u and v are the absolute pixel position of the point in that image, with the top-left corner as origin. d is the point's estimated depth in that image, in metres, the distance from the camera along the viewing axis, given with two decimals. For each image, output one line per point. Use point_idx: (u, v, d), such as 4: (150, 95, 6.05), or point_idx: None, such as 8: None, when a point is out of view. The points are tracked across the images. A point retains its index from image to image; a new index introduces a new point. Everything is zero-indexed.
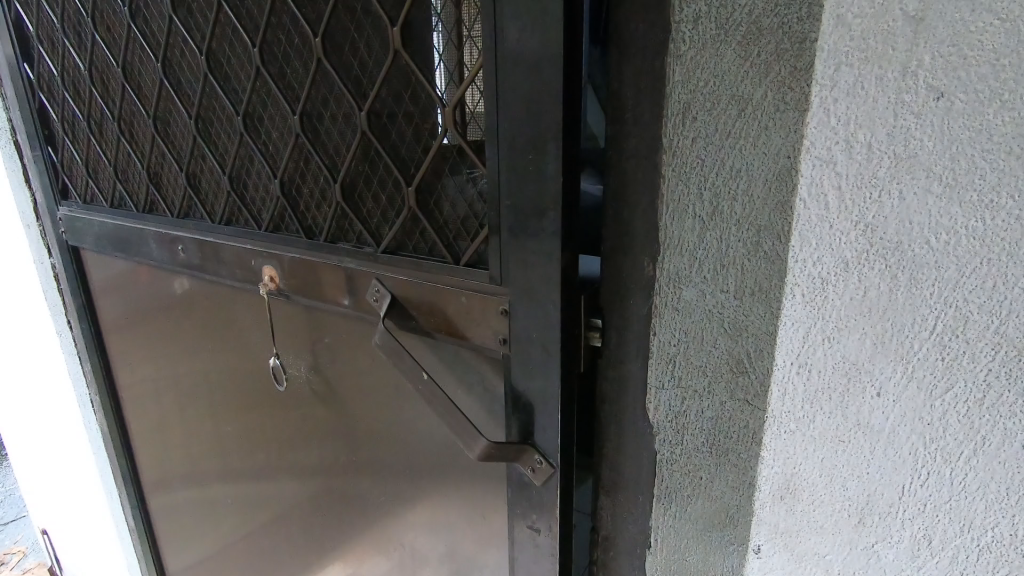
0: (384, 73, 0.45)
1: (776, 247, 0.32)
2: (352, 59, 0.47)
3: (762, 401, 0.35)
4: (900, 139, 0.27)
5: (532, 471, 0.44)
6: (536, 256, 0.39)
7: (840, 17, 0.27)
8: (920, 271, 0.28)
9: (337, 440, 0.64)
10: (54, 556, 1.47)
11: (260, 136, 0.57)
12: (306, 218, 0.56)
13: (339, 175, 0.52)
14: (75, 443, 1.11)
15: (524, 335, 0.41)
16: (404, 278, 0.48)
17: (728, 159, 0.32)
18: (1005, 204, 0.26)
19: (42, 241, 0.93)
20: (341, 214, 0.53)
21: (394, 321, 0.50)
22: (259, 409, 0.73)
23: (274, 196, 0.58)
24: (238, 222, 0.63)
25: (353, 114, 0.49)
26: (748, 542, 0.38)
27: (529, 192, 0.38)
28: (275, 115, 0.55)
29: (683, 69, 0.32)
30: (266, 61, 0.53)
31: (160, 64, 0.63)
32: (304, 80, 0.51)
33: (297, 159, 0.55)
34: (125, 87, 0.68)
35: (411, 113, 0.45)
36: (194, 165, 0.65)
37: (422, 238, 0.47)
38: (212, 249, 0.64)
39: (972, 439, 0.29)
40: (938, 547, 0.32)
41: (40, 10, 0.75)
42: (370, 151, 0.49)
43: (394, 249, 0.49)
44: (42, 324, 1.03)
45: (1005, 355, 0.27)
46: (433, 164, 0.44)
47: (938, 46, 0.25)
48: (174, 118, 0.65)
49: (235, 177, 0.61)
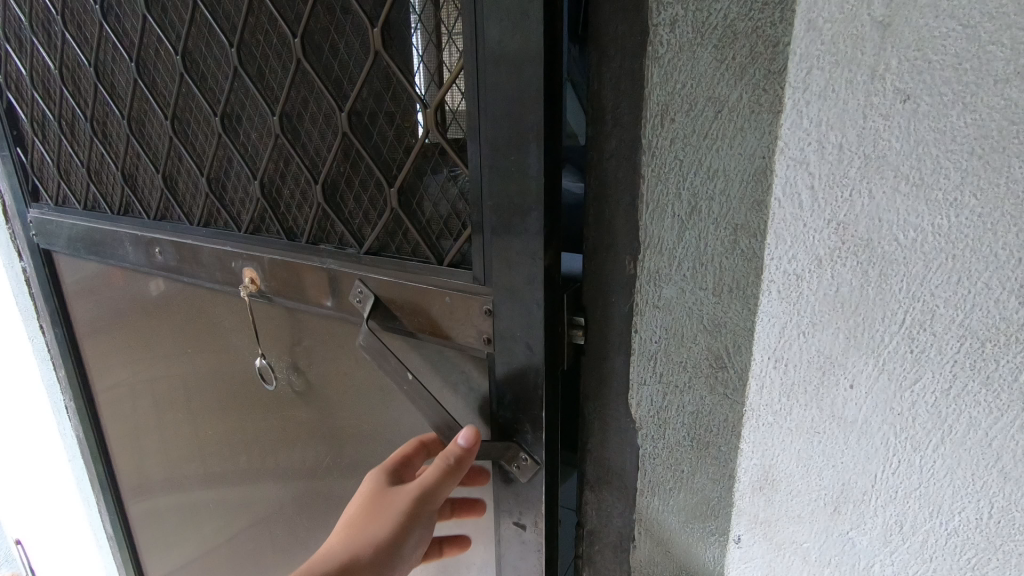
0: (365, 74, 0.45)
1: (752, 245, 0.33)
2: (332, 60, 0.47)
3: (741, 394, 0.35)
4: (869, 141, 0.28)
5: (517, 468, 0.44)
6: (518, 256, 0.39)
7: (811, 22, 0.28)
8: (889, 267, 0.29)
9: (320, 443, 0.64)
10: (28, 566, 1.44)
11: (239, 137, 0.56)
12: (287, 220, 0.56)
13: (319, 175, 0.51)
14: (49, 449, 1.09)
15: (508, 333, 0.42)
16: (387, 278, 0.48)
17: (705, 159, 0.33)
18: (967, 202, 0.27)
19: (12, 244, 0.91)
20: (323, 215, 0.53)
21: (378, 321, 0.50)
22: (240, 412, 0.72)
23: (254, 197, 0.57)
24: (216, 224, 0.62)
25: (333, 114, 0.48)
26: (729, 532, 0.39)
27: (511, 192, 0.38)
28: (253, 116, 0.54)
29: (661, 71, 0.33)
30: (244, 61, 0.52)
31: (135, 64, 0.62)
32: (283, 81, 0.50)
33: (277, 159, 0.54)
34: (98, 86, 0.67)
35: (393, 113, 0.45)
36: (170, 166, 0.64)
37: (405, 238, 0.48)
38: (191, 251, 0.64)
39: (940, 427, 0.30)
40: (909, 532, 0.33)
41: (7, 8, 0.73)
42: (351, 152, 0.49)
43: (377, 250, 0.49)
44: (13, 329, 1.00)
45: (970, 347, 0.29)
46: (415, 163, 0.45)
47: (904, 50, 0.26)
48: (150, 118, 0.64)
49: (213, 179, 0.60)
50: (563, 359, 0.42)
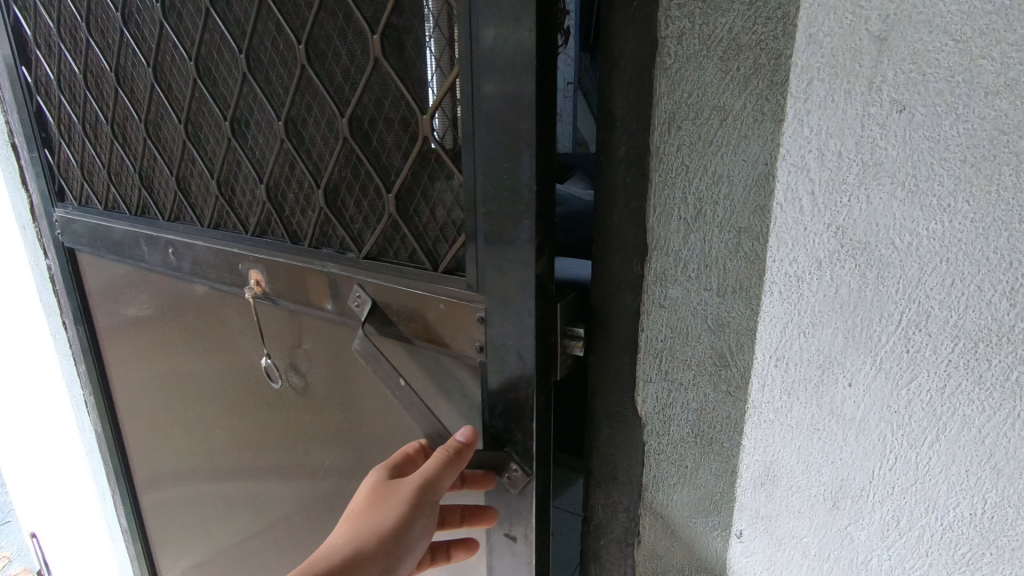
0: (366, 80, 0.47)
1: (754, 247, 0.34)
2: (335, 67, 0.49)
3: (744, 392, 0.37)
4: (866, 149, 0.30)
5: (509, 478, 0.46)
6: (513, 257, 0.41)
7: (812, 36, 0.30)
8: (886, 270, 0.31)
9: (323, 440, 0.66)
10: (43, 561, 1.46)
11: (248, 142, 0.59)
12: (294, 224, 0.58)
13: (322, 180, 0.53)
14: (67, 444, 1.12)
15: (501, 340, 0.43)
16: (384, 283, 0.50)
17: (710, 165, 0.34)
18: (960, 208, 0.28)
19: (38, 242, 0.94)
20: (325, 219, 0.55)
21: (377, 323, 0.52)
22: (247, 411, 0.74)
23: (261, 200, 0.60)
24: (227, 226, 0.64)
25: (335, 120, 0.50)
26: (731, 527, 0.40)
27: (509, 194, 0.40)
28: (262, 121, 0.57)
29: (669, 81, 0.34)
30: (254, 68, 0.55)
31: (152, 69, 0.64)
32: (289, 87, 0.53)
33: (282, 165, 0.56)
34: (118, 90, 0.70)
35: (393, 119, 0.47)
36: (184, 169, 0.67)
37: (402, 244, 0.49)
38: (203, 252, 0.66)
39: (935, 425, 0.31)
40: (904, 527, 0.34)
41: (38, 15, 0.76)
42: (352, 158, 0.51)
43: (376, 255, 0.51)
44: (36, 325, 1.03)
45: (963, 346, 0.30)
46: (413, 169, 0.46)
47: (900, 64, 0.28)
48: (165, 122, 0.66)
49: (224, 183, 0.63)
50: (557, 368, 0.44)
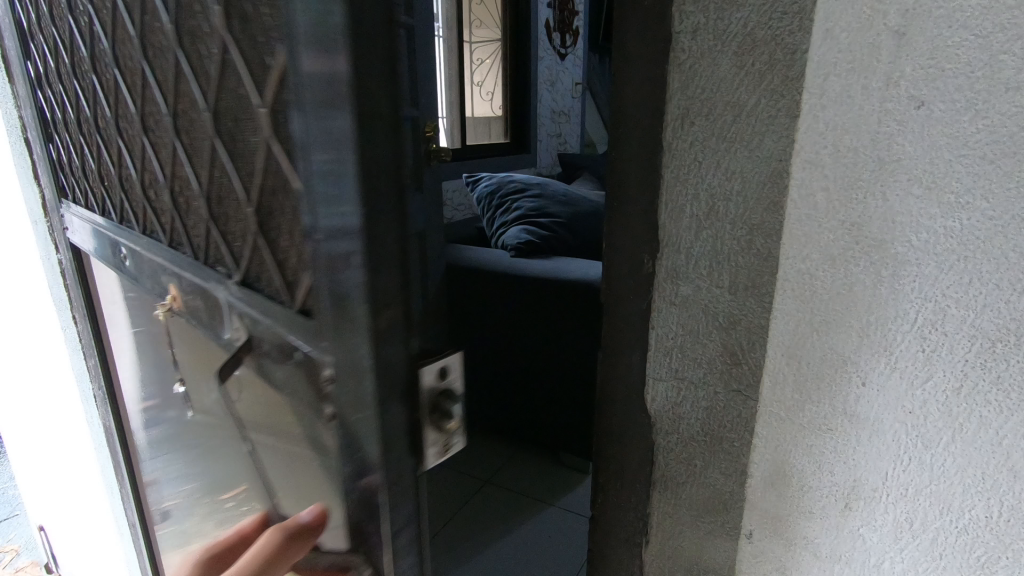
0: (214, 64, 0.37)
1: (767, 244, 0.34)
2: (193, 47, 0.40)
3: (755, 391, 0.36)
4: (883, 146, 0.29)
5: None
6: (354, 324, 0.30)
7: (828, 31, 0.29)
8: (902, 268, 0.30)
9: (230, 471, 0.58)
10: (51, 553, 1.47)
11: (156, 139, 0.52)
12: (192, 237, 0.49)
13: (204, 187, 0.44)
14: (76, 437, 1.13)
15: (341, 407, 0.33)
16: (253, 318, 0.40)
17: (723, 161, 0.34)
18: (979, 205, 0.28)
19: (48, 237, 0.94)
20: (210, 234, 0.45)
21: (253, 363, 0.42)
22: (193, 429, 0.68)
23: (171, 207, 0.52)
24: (155, 234, 0.58)
25: (202, 114, 0.41)
26: (741, 527, 0.40)
27: (338, 244, 0.29)
28: (160, 116, 0.49)
29: (682, 76, 0.34)
30: (148, 54, 0.48)
31: (93, 59, 0.61)
32: (170, 74, 0.44)
33: (177, 167, 0.48)
34: (77, 85, 0.68)
35: (238, 113, 0.36)
36: (126, 169, 0.62)
37: (264, 271, 0.39)
38: (143, 260, 0.61)
39: (951, 426, 0.31)
40: (919, 529, 0.33)
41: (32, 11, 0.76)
42: (219, 161, 0.41)
43: (247, 282, 0.41)
44: (46, 319, 1.04)
45: (980, 346, 0.29)
46: (263, 176, 0.36)
47: (920, 59, 0.28)
48: (106, 116, 0.62)
49: (149, 187, 0.56)
50: (425, 455, 0.34)
